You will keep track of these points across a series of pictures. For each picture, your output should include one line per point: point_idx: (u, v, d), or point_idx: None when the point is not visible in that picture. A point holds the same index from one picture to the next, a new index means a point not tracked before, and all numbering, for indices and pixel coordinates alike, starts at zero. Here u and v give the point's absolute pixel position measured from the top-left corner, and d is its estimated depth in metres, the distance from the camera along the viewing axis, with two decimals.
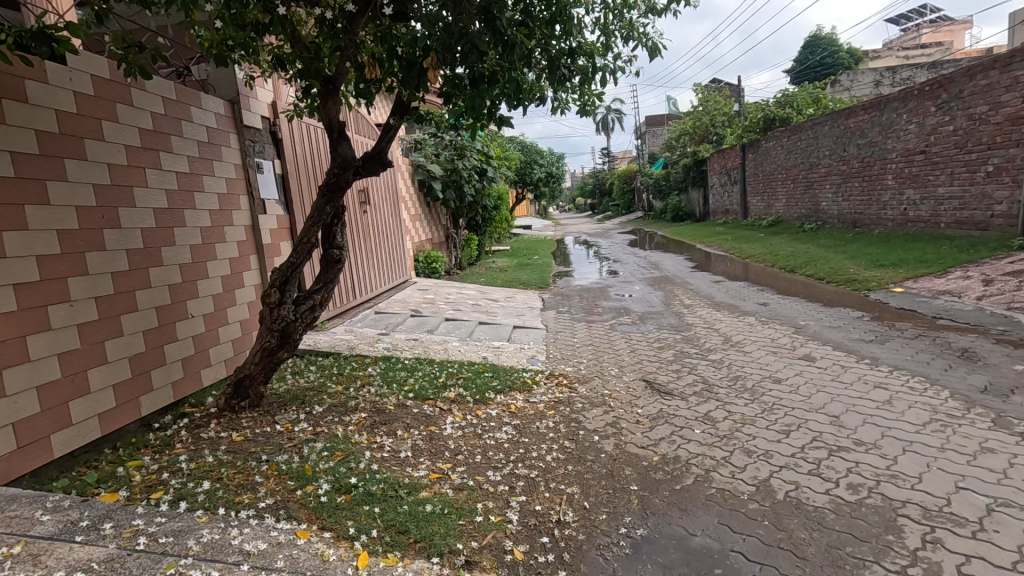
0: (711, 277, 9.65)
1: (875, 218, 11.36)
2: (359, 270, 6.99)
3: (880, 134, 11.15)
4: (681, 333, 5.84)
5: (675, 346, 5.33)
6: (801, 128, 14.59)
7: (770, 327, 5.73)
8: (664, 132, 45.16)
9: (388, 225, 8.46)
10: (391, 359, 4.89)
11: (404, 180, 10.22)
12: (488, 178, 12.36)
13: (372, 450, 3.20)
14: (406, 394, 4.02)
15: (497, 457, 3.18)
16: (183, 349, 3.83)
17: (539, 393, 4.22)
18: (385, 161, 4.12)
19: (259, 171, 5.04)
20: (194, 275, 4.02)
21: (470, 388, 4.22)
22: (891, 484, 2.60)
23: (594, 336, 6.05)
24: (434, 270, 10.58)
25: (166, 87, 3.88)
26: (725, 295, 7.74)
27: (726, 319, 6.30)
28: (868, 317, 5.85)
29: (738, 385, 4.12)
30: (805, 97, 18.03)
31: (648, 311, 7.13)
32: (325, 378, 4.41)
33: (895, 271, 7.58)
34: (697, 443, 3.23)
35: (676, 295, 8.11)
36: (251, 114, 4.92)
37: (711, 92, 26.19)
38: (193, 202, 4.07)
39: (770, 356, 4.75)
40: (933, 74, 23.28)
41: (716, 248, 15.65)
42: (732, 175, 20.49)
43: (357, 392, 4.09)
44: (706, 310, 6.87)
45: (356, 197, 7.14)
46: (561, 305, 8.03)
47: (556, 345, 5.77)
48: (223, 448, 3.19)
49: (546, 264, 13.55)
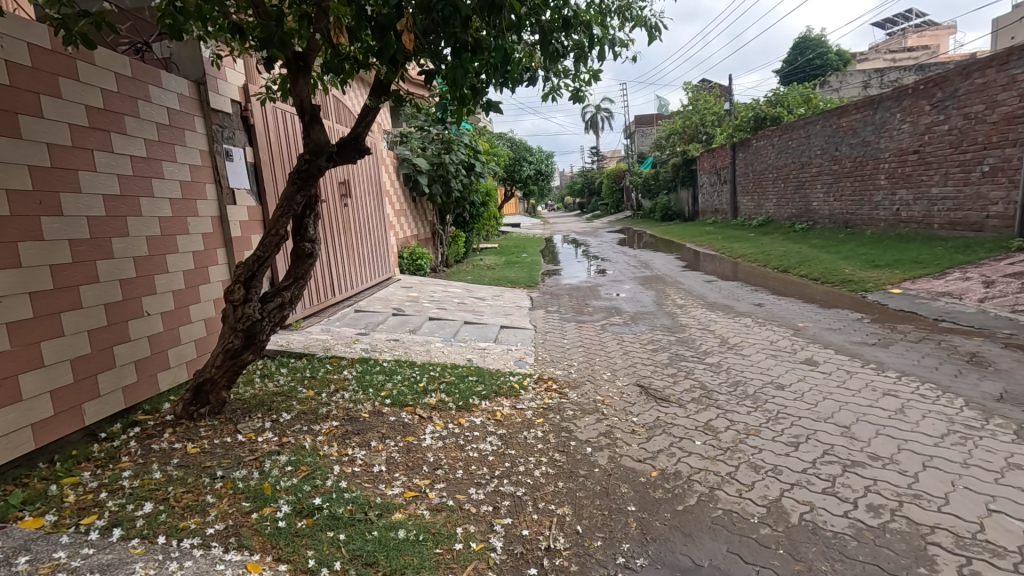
0: (703, 276, 9.44)
1: (867, 218, 11.23)
2: (338, 267, 6.65)
3: (873, 133, 11.01)
4: (675, 334, 5.59)
5: (669, 349, 5.08)
6: (793, 127, 14.44)
7: (768, 329, 5.50)
8: (654, 131, 45.12)
9: (371, 220, 8.11)
10: (369, 361, 4.57)
11: (389, 172, 9.86)
12: (476, 173, 12.05)
13: (342, 464, 2.89)
14: (383, 400, 3.71)
15: (481, 473, 2.88)
16: (137, 350, 3.49)
17: (527, 399, 3.94)
18: (362, 148, 3.79)
19: (229, 158, 4.68)
20: (151, 269, 3.67)
21: (453, 393, 3.92)
22: (916, 506, 2.36)
23: (585, 337, 5.79)
24: (420, 267, 10.24)
25: (120, 62, 3.53)
26: (718, 295, 7.52)
27: (721, 320, 6.06)
28: (868, 319, 5.66)
29: (739, 392, 3.87)
30: (796, 97, 17.92)
31: (640, 311, 6.88)
32: (296, 382, 4.08)
33: (891, 272, 7.41)
34: (699, 457, 2.97)
35: (668, 295, 7.87)
36: (219, 97, 4.56)
37: (701, 91, 26.07)
38: (150, 190, 3.73)
39: (769, 361, 4.52)
40: (921, 76, 23.35)
41: (706, 247, 15.48)
42: (721, 174, 20.36)
43: (330, 398, 3.77)
44: (700, 310, 6.64)
45: (335, 189, 6.78)
46: (549, 304, 7.75)
47: (546, 347, 5.49)
48: (175, 462, 2.86)
49: (535, 262, 13.27)
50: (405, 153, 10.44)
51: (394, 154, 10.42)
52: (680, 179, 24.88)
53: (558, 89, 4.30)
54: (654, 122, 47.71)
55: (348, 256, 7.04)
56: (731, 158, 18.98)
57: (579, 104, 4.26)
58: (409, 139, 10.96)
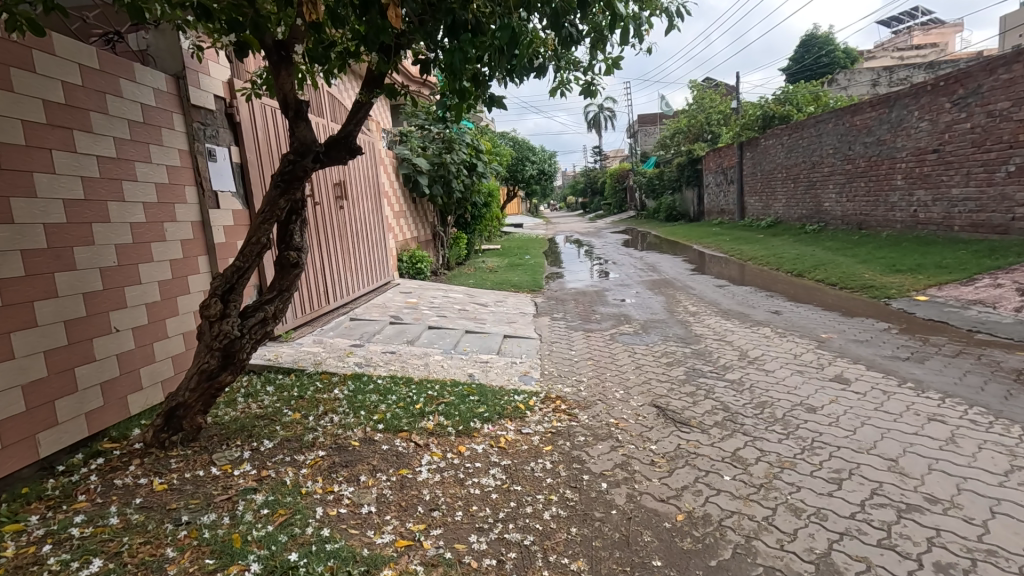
0: (713, 280, 9.08)
1: (883, 220, 10.85)
2: (333, 273, 6.31)
3: (889, 132, 10.64)
4: (690, 346, 5.24)
5: (685, 363, 4.73)
6: (804, 125, 14.07)
7: (791, 341, 5.14)
8: (657, 130, 44.75)
9: (369, 223, 7.77)
10: (362, 378, 4.23)
11: (388, 173, 9.52)
12: (478, 173, 11.72)
13: (325, 505, 2.56)
14: (375, 425, 3.37)
15: (483, 515, 2.55)
16: (102, 371, 3.16)
17: (533, 422, 3.61)
18: (352, 148, 3.47)
19: (212, 159, 4.35)
20: (121, 281, 3.34)
21: (452, 416, 3.58)
22: (993, 567, 2.01)
23: (593, 349, 5.44)
24: (420, 270, 9.90)
25: (85, 52, 3.20)
26: (732, 302, 7.16)
27: (738, 329, 5.71)
28: (896, 330, 5.30)
29: (767, 415, 3.52)
30: (805, 95, 17.54)
31: (650, 319, 6.52)
32: (281, 402, 3.74)
33: (914, 277, 7.05)
34: (729, 496, 2.63)
35: (679, 301, 7.52)
36: (201, 92, 4.23)
37: (706, 90, 25.72)
38: (121, 194, 3.40)
39: (796, 378, 4.17)
40: (931, 75, 22.93)
41: (713, 248, 15.12)
42: (728, 174, 19.98)
43: (317, 422, 3.43)
44: (714, 318, 6.30)
45: (329, 191, 6.43)
46: (555, 311, 7.41)
47: (552, 360, 5.15)
48: (137, 503, 2.53)
49: (538, 264, 12.93)
50: (405, 153, 10.10)
51: (394, 154, 10.08)
52: (686, 178, 24.53)
53: (566, 83, 4.00)
54: (657, 121, 47.35)
55: (344, 261, 6.69)
56: (738, 157, 18.61)
57: (591, 99, 3.96)
58: (409, 138, 10.62)
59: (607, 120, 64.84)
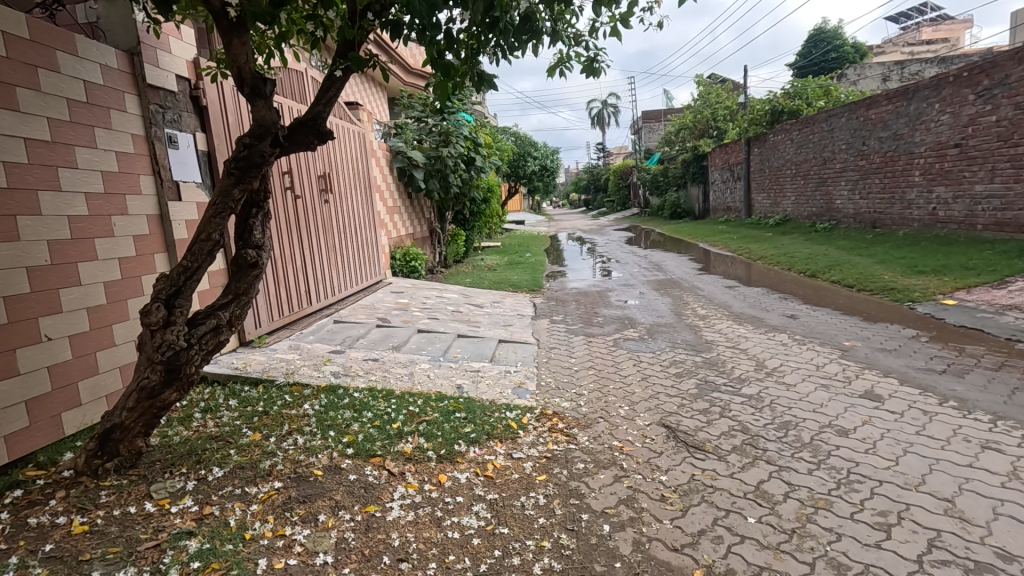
0: (722, 281, 8.64)
1: (899, 218, 10.37)
2: (316, 271, 5.87)
3: (906, 126, 10.17)
4: (700, 354, 4.81)
5: (695, 374, 4.30)
6: (815, 120, 13.57)
7: (811, 349, 4.70)
8: (662, 127, 44.20)
9: (358, 218, 7.32)
10: (337, 390, 3.80)
11: (381, 166, 9.07)
12: (477, 168, 11.30)
13: (272, 556, 2.13)
14: (343, 448, 2.94)
15: (461, 569, 2.12)
16: (29, 387, 2.75)
17: (525, 445, 3.19)
18: (321, 132, 3.06)
19: (173, 145, 3.91)
20: (54, 281, 2.93)
21: (434, 438, 3.15)
22: None
23: (595, 356, 5.01)
24: (414, 269, 9.44)
25: (11, 19, 2.77)
26: (744, 305, 6.71)
27: (752, 335, 5.27)
28: (926, 337, 4.85)
29: (792, 439, 3.08)
30: (816, 89, 17.05)
31: (656, 323, 6.09)
32: (242, 420, 3.31)
33: (939, 279, 6.60)
34: (756, 545, 2.20)
35: (686, 303, 7.08)
36: (159, 71, 3.80)
37: (712, 86, 25.21)
38: (55, 182, 2.98)
39: (820, 393, 3.73)
40: (944, 70, 22.33)
41: (720, 247, 14.64)
42: (735, 171, 19.49)
43: (279, 444, 3.00)
44: (724, 322, 5.86)
45: (313, 183, 5.99)
46: (554, 313, 6.97)
47: (551, 368, 4.72)
48: (45, 552, 2.11)
49: (539, 263, 12.50)
50: (399, 145, 9.67)
51: (388, 146, 9.65)
52: (691, 175, 24.00)
53: (566, 61, 3.58)
54: (663, 117, 46.78)
55: (330, 258, 6.24)
56: (745, 153, 18.13)
57: (594, 78, 3.51)
58: (404, 130, 10.19)
59: (612, 117, 64.17)
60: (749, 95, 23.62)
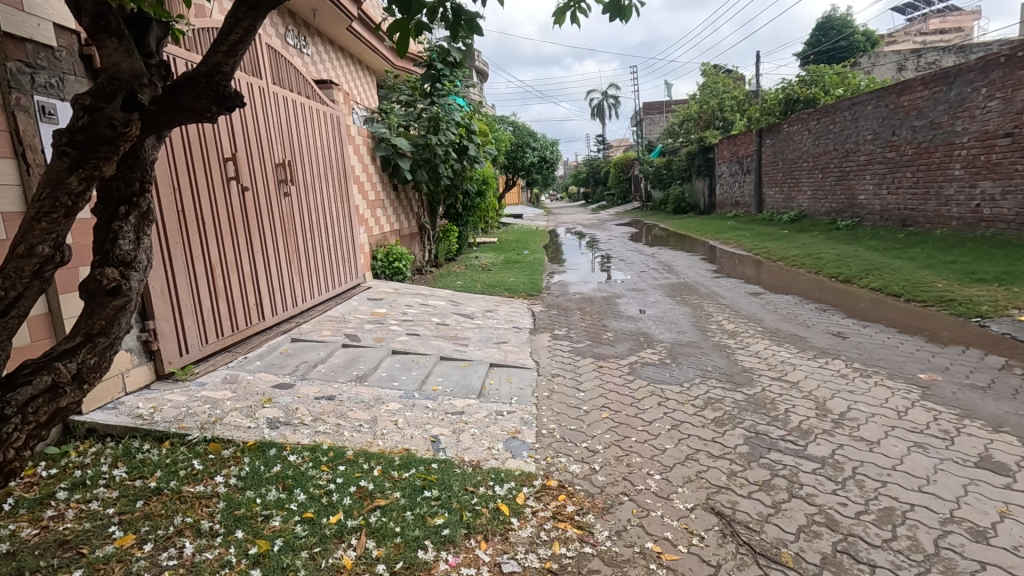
0: (744, 286, 7.68)
1: (935, 215, 9.43)
2: (271, 279, 4.87)
3: (946, 114, 9.21)
4: (739, 389, 3.86)
5: (739, 422, 3.34)
6: (836, 109, 12.57)
7: (881, 385, 3.74)
8: (664, 120, 42.99)
9: (331, 216, 6.31)
10: (267, 451, 2.81)
11: (360, 154, 8.01)
12: (469, 157, 10.28)
13: None
14: (245, 571, 1.96)
15: None
16: None
17: (522, 548, 2.22)
18: (223, 96, 2.09)
19: (48, 120, 2.91)
20: None
21: (388, 540, 2.18)
22: None
23: (609, 389, 4.03)
24: (398, 271, 8.41)
25: None
26: (777, 319, 5.74)
27: (799, 362, 4.31)
28: (1021, 369, 3.91)
29: (908, 547, 2.12)
30: (833, 75, 16.05)
31: (678, 341, 5.13)
32: (116, 508, 2.32)
33: (1007, 289, 5.65)
34: None
35: (709, 314, 6.11)
36: (24, 16, 2.78)
37: (720, 75, 24.16)
38: None
39: (917, 457, 2.77)
40: (962, 59, 21.29)
41: (731, 244, 13.67)
42: (744, 164, 18.50)
43: (153, 559, 2.01)
44: (760, 342, 4.92)
45: (268, 173, 4.97)
46: (557, 325, 6.01)
47: (554, 408, 3.75)
48: None
49: (538, 262, 11.53)
50: (383, 131, 8.61)
51: (370, 132, 8.55)
52: (696, 168, 22.89)
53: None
54: (665, 110, 45.66)
55: (290, 263, 5.24)
56: (757, 145, 17.14)
57: (621, 22, 2.59)
58: (388, 115, 9.12)
59: (612, 108, 62.88)
60: (757, 84, 22.60)
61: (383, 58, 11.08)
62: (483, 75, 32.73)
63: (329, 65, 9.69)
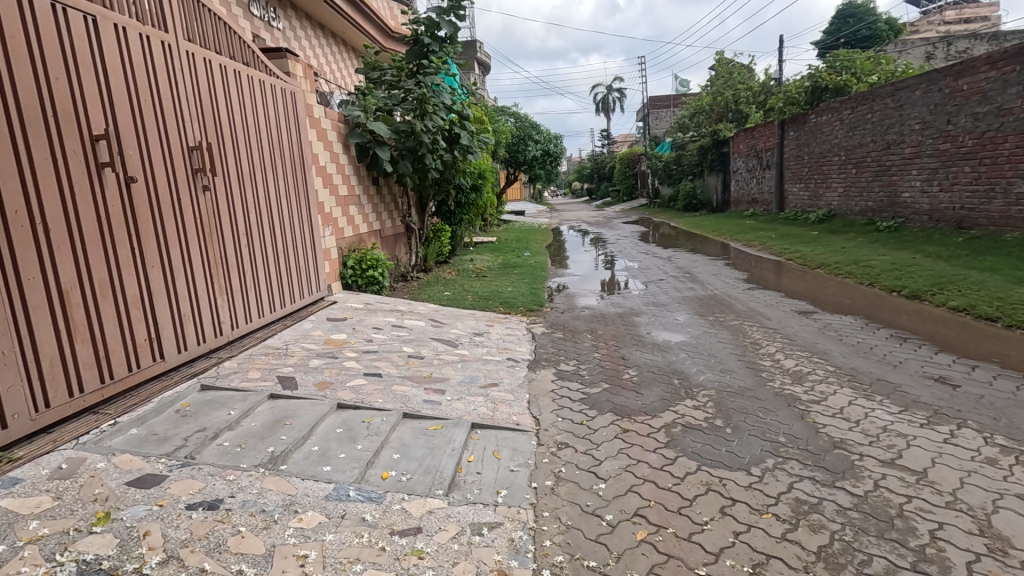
0: (787, 303, 6.38)
1: (1000, 216, 8.10)
2: (175, 301, 3.58)
3: (1019, 97, 7.89)
4: (840, 485, 2.55)
5: (865, 562, 2.05)
6: (875, 96, 11.23)
7: None
8: (671, 114, 41.51)
9: (279, 217, 5.05)
10: None
11: (328, 142, 6.69)
12: (464, 150, 8.92)
13: None
14: None
15: None
16: None
17: None
18: None
19: None
20: None
21: None
22: None
23: (642, 478, 2.73)
24: (373, 280, 7.10)
25: None
26: (849, 353, 4.44)
27: (912, 433, 3.00)
28: None
29: None
30: (865, 61, 14.69)
31: (725, 388, 3.81)
32: None
33: None
34: None
35: (756, 344, 4.80)
36: None
37: (734, 65, 22.79)
38: None
39: None
40: (995, 47, 19.84)
41: (754, 245, 12.32)
42: (763, 158, 17.15)
43: None
44: (839, 392, 3.63)
45: (172, 159, 3.67)
46: (563, 357, 4.73)
47: (562, 516, 2.45)
48: None
49: (540, 265, 10.25)
50: (358, 115, 7.26)
51: (342, 116, 7.21)
52: (709, 162, 21.53)
53: None
54: (673, 104, 44.16)
55: (210, 278, 3.96)
56: (779, 136, 15.77)
57: None
58: (366, 96, 7.78)
59: (617, 102, 61.28)
60: (775, 73, 21.22)
61: (369, 36, 9.85)
62: (484, 68, 31.56)
63: (304, 43, 8.48)
